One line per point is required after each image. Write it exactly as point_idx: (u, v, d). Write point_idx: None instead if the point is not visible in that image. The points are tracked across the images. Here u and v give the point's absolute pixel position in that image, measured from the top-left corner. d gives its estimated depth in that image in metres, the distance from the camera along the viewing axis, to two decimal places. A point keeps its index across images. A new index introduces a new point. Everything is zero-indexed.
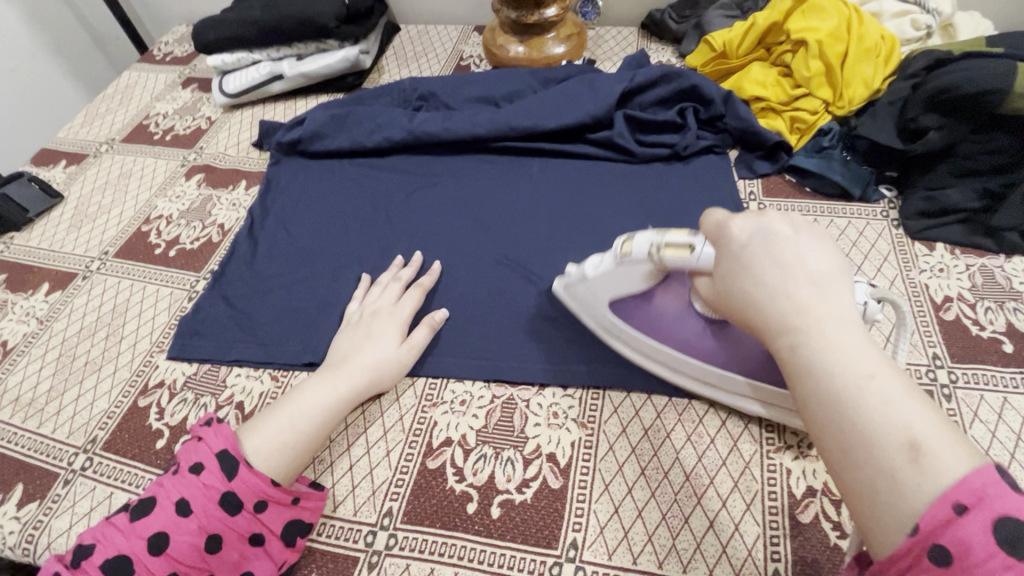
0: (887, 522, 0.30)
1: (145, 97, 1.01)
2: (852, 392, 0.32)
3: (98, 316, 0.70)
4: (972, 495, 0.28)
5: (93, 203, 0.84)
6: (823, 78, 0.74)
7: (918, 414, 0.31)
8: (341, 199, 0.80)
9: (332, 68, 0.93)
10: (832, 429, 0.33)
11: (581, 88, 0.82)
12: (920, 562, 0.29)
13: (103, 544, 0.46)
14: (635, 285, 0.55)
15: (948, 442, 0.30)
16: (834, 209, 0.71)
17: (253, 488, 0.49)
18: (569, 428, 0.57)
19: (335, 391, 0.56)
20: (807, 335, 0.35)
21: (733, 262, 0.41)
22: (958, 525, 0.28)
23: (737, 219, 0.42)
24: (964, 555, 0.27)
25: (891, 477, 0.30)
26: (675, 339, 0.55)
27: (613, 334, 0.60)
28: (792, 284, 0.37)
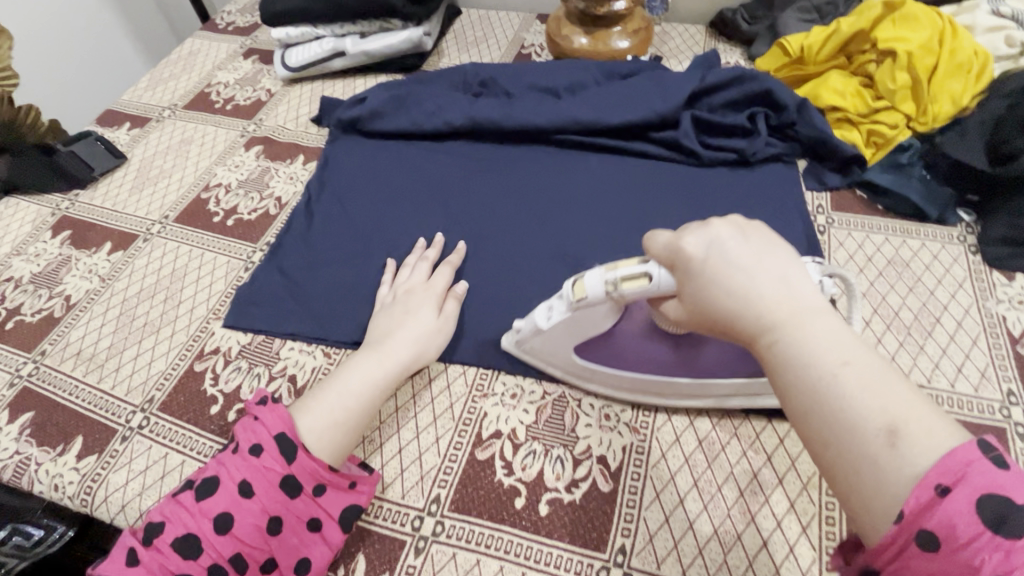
0: (874, 506, 0.32)
1: (207, 65, 1.02)
2: (830, 381, 0.34)
3: (157, 278, 0.71)
4: (952, 474, 0.30)
5: (155, 167, 0.85)
6: (908, 92, 0.71)
7: (893, 396, 0.33)
8: (397, 180, 0.80)
9: (395, 48, 0.93)
10: (815, 421, 0.34)
11: (648, 85, 0.80)
12: (908, 548, 0.30)
13: (171, 522, 0.47)
14: (598, 324, 0.53)
15: (924, 419, 0.32)
16: (908, 230, 0.68)
17: (311, 472, 0.49)
18: (621, 432, 0.56)
19: (380, 368, 0.57)
20: (783, 334, 0.36)
21: (695, 275, 0.41)
22: (941, 506, 0.30)
23: (690, 235, 0.42)
24: (951, 537, 0.29)
25: (874, 461, 0.32)
26: (646, 365, 0.55)
27: (583, 376, 0.58)
28: (760, 286, 0.38)
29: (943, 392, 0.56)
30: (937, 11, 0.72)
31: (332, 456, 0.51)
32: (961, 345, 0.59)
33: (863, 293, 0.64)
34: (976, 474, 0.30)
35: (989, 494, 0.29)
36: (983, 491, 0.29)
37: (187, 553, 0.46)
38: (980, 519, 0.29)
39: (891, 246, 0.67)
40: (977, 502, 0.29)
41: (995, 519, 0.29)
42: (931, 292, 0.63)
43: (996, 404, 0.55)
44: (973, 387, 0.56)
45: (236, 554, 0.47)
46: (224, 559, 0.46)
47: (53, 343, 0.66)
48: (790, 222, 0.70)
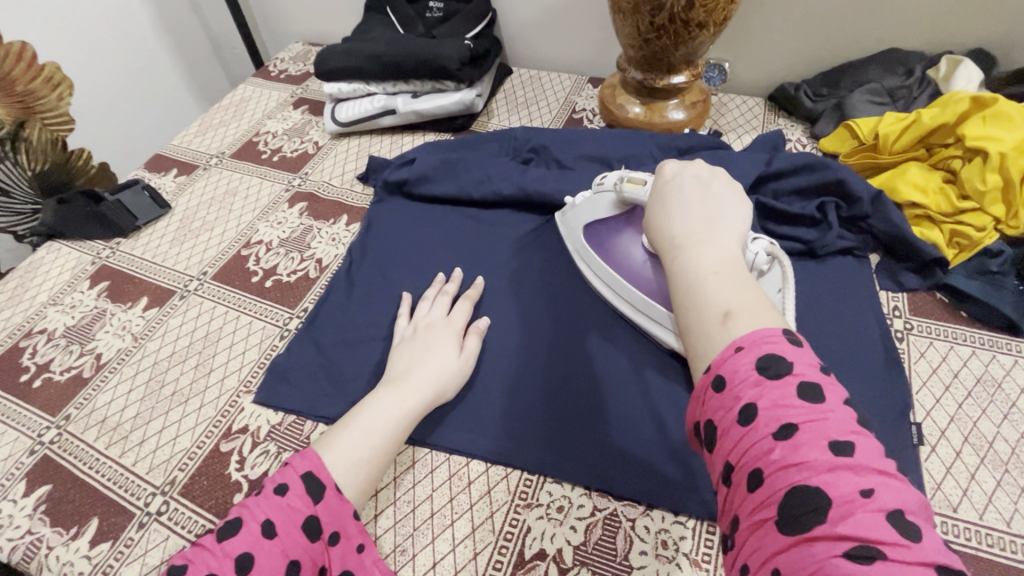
0: (698, 366, 0.38)
1: (258, 113, 1.03)
2: (699, 281, 0.41)
3: (190, 341, 0.69)
4: (751, 340, 0.35)
5: (197, 219, 0.84)
6: (999, 194, 0.66)
7: (738, 295, 0.39)
8: (442, 248, 0.77)
9: (446, 109, 0.91)
10: (681, 308, 0.41)
11: (709, 165, 0.76)
12: (708, 393, 0.36)
13: (193, 563, 0.42)
14: (605, 213, 0.67)
15: (756, 314, 0.38)
16: (997, 343, 0.62)
17: (335, 515, 0.47)
18: (680, 564, 0.50)
19: (404, 406, 0.55)
20: (683, 246, 0.44)
21: (657, 195, 0.50)
22: (734, 358, 0.35)
23: (671, 165, 0.52)
24: (731, 379, 0.34)
25: (706, 335, 0.38)
26: (622, 267, 0.65)
27: (583, 256, 0.70)
28: (688, 212, 0.46)
29: None
30: None
31: (357, 500, 0.50)
32: None
33: (952, 416, 0.58)
34: (771, 341, 0.35)
35: (770, 351, 0.34)
36: (770, 353, 0.34)
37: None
38: (755, 367, 0.34)
39: (980, 361, 0.61)
40: (762, 358, 0.34)
41: (765, 364, 0.34)
42: None
43: None
44: None
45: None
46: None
47: (79, 408, 0.64)
48: (866, 325, 0.65)
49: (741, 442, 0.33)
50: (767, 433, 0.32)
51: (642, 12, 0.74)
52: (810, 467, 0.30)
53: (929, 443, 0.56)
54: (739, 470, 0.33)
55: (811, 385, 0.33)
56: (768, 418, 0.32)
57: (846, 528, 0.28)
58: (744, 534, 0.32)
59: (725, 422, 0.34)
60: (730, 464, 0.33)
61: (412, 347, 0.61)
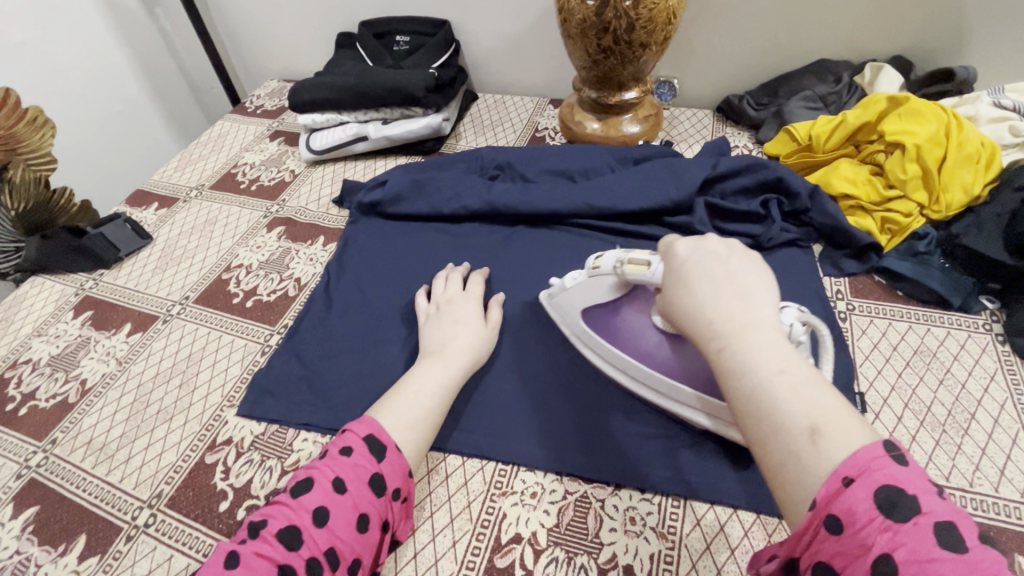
0: (796, 496, 0.33)
1: (235, 147, 1.07)
2: (765, 385, 0.36)
3: (174, 362, 0.71)
4: (856, 467, 0.31)
5: (179, 247, 0.87)
6: (920, 181, 0.72)
7: (820, 402, 0.34)
8: (415, 261, 0.81)
9: (415, 133, 0.97)
10: (751, 420, 0.36)
11: (662, 171, 0.82)
12: (821, 534, 0.31)
13: (275, 517, 0.48)
14: (603, 295, 0.62)
15: (845, 424, 0.33)
16: (930, 317, 0.68)
17: (396, 472, 0.52)
18: (648, 537, 0.53)
19: (446, 371, 0.61)
20: (729, 339, 0.39)
21: (674, 275, 0.45)
22: (845, 494, 0.31)
23: (679, 242, 0.47)
24: (850, 522, 0.30)
25: (797, 459, 0.33)
26: (635, 351, 0.60)
27: (584, 340, 0.66)
28: (720, 295, 0.41)
29: (987, 497, 0.53)
30: (940, 105, 0.75)
31: (413, 459, 0.54)
32: (1002, 444, 0.56)
33: (892, 385, 0.62)
34: (880, 466, 0.31)
35: (887, 483, 0.30)
36: (881, 483, 0.30)
37: (288, 546, 0.46)
38: (878, 507, 0.30)
39: (916, 335, 0.66)
40: (876, 492, 0.30)
41: (888, 503, 0.30)
42: (963, 384, 0.61)
43: None
44: (1019, 491, 0.53)
45: (332, 549, 0.47)
46: (321, 553, 0.46)
47: (65, 431, 0.65)
48: (809, 308, 0.69)
49: None
50: None
51: (590, 35, 0.81)
52: None
53: (873, 410, 0.60)
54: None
55: (945, 524, 0.29)
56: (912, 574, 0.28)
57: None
58: None
59: (856, 572, 0.30)
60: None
61: (439, 322, 0.67)
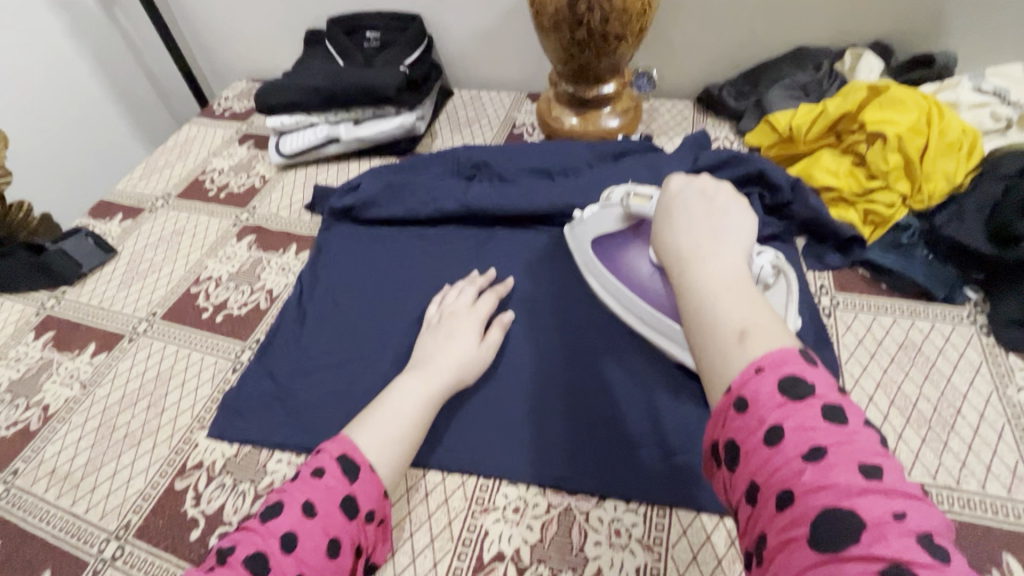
0: (714, 389, 0.34)
1: (203, 152, 1.03)
2: (708, 293, 0.37)
3: (141, 383, 0.69)
4: (772, 360, 0.32)
5: (145, 260, 0.84)
6: (902, 172, 0.71)
7: (755, 312, 0.35)
8: (390, 267, 0.79)
9: (388, 133, 0.94)
10: (690, 325, 0.37)
11: (641, 167, 0.80)
12: (727, 413, 0.33)
13: (242, 543, 0.45)
14: (612, 225, 0.68)
15: (776, 334, 0.34)
16: (915, 310, 0.67)
17: (369, 494, 0.50)
18: (633, 550, 0.52)
19: (429, 388, 0.59)
20: (688, 255, 0.39)
21: (661, 204, 0.45)
22: (755, 379, 0.32)
23: (675, 173, 0.46)
24: (753, 401, 0.32)
25: (724, 357, 0.34)
26: (629, 280, 0.65)
27: (589, 269, 0.71)
28: (692, 218, 0.42)
29: (974, 495, 0.52)
30: (921, 93, 0.74)
31: (390, 479, 0.53)
32: (988, 439, 0.56)
33: (878, 381, 0.61)
34: (790, 361, 0.32)
35: (791, 372, 0.32)
36: (790, 372, 0.32)
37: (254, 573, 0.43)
38: (779, 388, 0.31)
39: (900, 329, 0.65)
40: (783, 378, 0.32)
41: (789, 385, 0.31)
42: (948, 379, 0.60)
43: None
44: (1005, 488, 0.52)
45: None
46: None
47: (26, 461, 0.63)
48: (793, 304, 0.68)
49: (768, 464, 0.30)
50: (796, 454, 0.30)
51: (564, 28, 0.78)
52: (841, 490, 0.28)
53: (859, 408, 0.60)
54: (766, 488, 0.30)
55: (836, 407, 0.31)
56: (796, 440, 0.30)
57: (882, 551, 0.26)
58: (771, 553, 0.29)
59: (749, 442, 0.31)
60: (758, 486, 0.31)
61: (436, 333, 0.65)
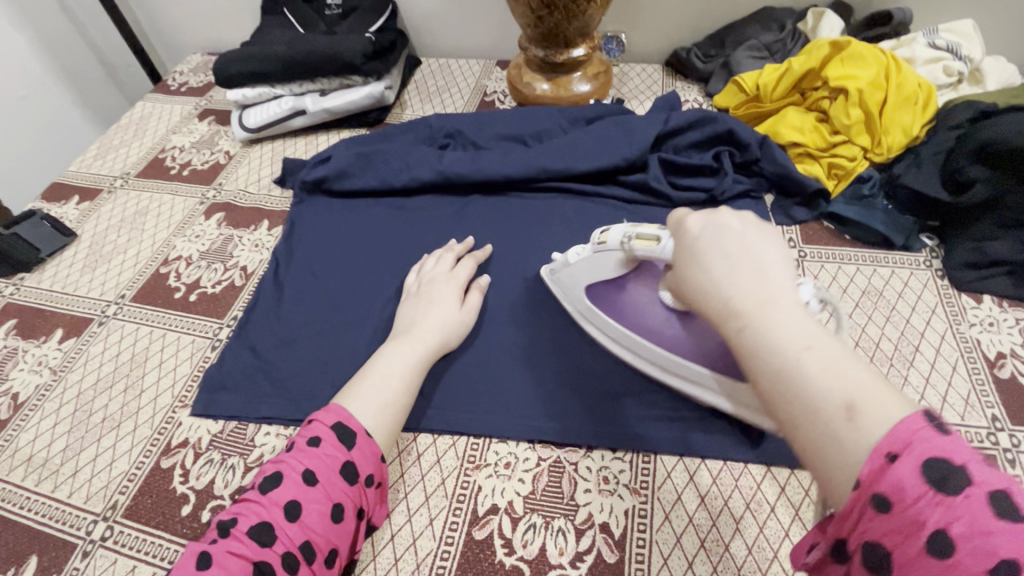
0: (835, 478, 0.30)
1: (160, 129, 0.99)
2: (795, 362, 0.32)
3: (116, 366, 0.67)
4: (898, 442, 0.28)
5: (108, 242, 0.81)
6: (863, 126, 0.74)
7: (852, 374, 0.31)
8: (368, 239, 0.78)
9: (357, 104, 0.91)
10: (782, 400, 0.32)
11: (614, 130, 0.81)
12: (865, 513, 0.28)
13: (244, 514, 0.46)
14: (611, 273, 0.59)
15: (883, 397, 0.30)
16: (876, 258, 0.70)
17: (368, 459, 0.51)
18: (622, 495, 0.54)
19: (414, 353, 0.59)
20: (749, 316, 0.35)
21: (688, 257, 0.41)
22: (890, 471, 0.27)
23: (693, 219, 0.42)
24: (898, 499, 0.27)
25: (835, 439, 0.30)
26: (643, 329, 0.58)
27: (589, 318, 0.64)
28: (735, 270, 0.37)
29: None
30: (880, 49, 0.77)
31: (385, 442, 0.53)
32: (943, 371, 0.60)
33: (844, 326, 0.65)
34: (920, 438, 0.27)
35: (933, 457, 0.27)
36: (928, 456, 0.27)
37: (260, 542, 0.45)
38: (928, 481, 0.26)
39: (863, 276, 0.69)
40: (923, 466, 0.27)
41: (937, 476, 0.26)
42: (908, 319, 0.64)
43: (983, 431, 0.55)
44: (959, 415, 0.57)
45: (306, 542, 0.45)
46: (294, 546, 0.45)
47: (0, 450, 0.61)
48: None
49: None
50: (981, 573, 0.24)
51: None
52: None
53: None
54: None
55: (1002, 492, 0.25)
56: (972, 552, 0.25)
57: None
58: None
59: (909, 551, 0.26)
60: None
61: (417, 300, 0.65)
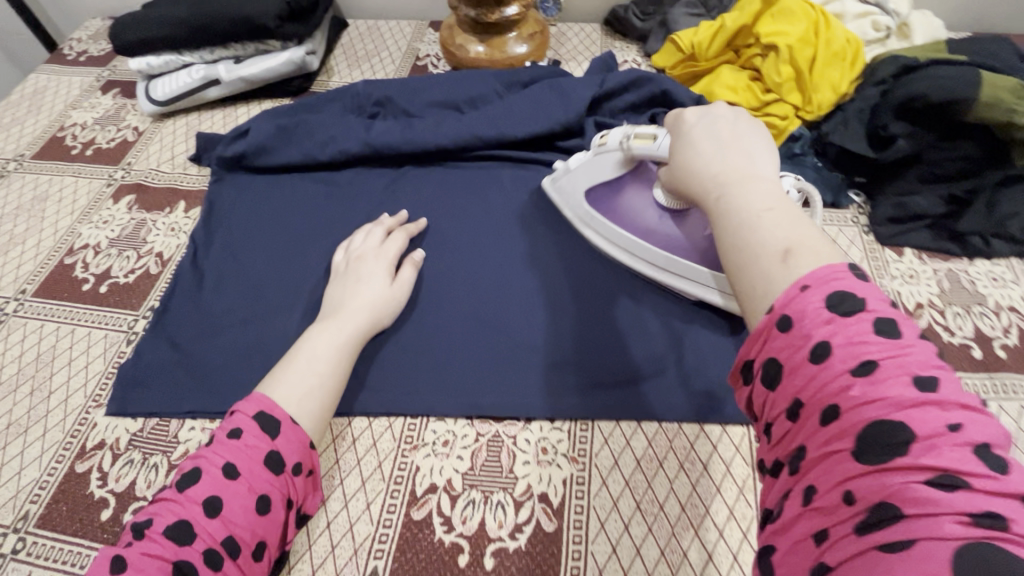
0: (756, 310, 0.32)
1: (57, 105, 0.89)
2: (747, 219, 0.35)
3: (19, 367, 0.62)
4: (817, 277, 0.30)
5: (3, 233, 0.74)
6: (793, 83, 0.74)
7: (794, 230, 0.33)
8: (295, 217, 0.73)
9: (276, 71, 0.85)
10: (728, 250, 0.35)
11: (548, 94, 0.78)
12: (771, 333, 0.30)
13: (161, 514, 0.43)
14: (609, 174, 0.64)
15: (821, 251, 0.32)
16: None
17: (295, 447, 0.49)
18: (560, 464, 0.54)
19: (342, 333, 0.57)
20: (726, 186, 0.38)
21: (680, 141, 0.44)
22: (801, 296, 0.30)
23: (689, 112, 0.45)
24: (799, 318, 0.29)
25: (764, 274, 0.32)
26: (635, 228, 0.64)
27: (587, 222, 0.68)
28: (723, 151, 0.40)
29: None
30: (809, 3, 0.76)
31: (314, 431, 0.51)
32: None
33: None
34: (837, 277, 0.30)
35: (840, 289, 0.29)
36: (840, 290, 0.29)
37: (178, 541, 0.42)
38: (830, 306, 0.29)
39: None
40: (832, 295, 0.29)
41: (838, 301, 0.29)
42: None
43: None
44: None
45: (229, 538, 0.43)
46: (217, 543, 0.43)
47: None
48: None
49: (815, 380, 0.28)
50: (844, 369, 0.27)
51: None
52: (889, 403, 0.26)
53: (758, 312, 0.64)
54: (810, 403, 0.28)
55: (889, 320, 0.28)
56: (844, 355, 0.27)
57: (932, 460, 0.24)
58: (810, 466, 0.28)
59: (794, 359, 0.29)
60: (801, 403, 0.28)
61: (345, 279, 0.62)
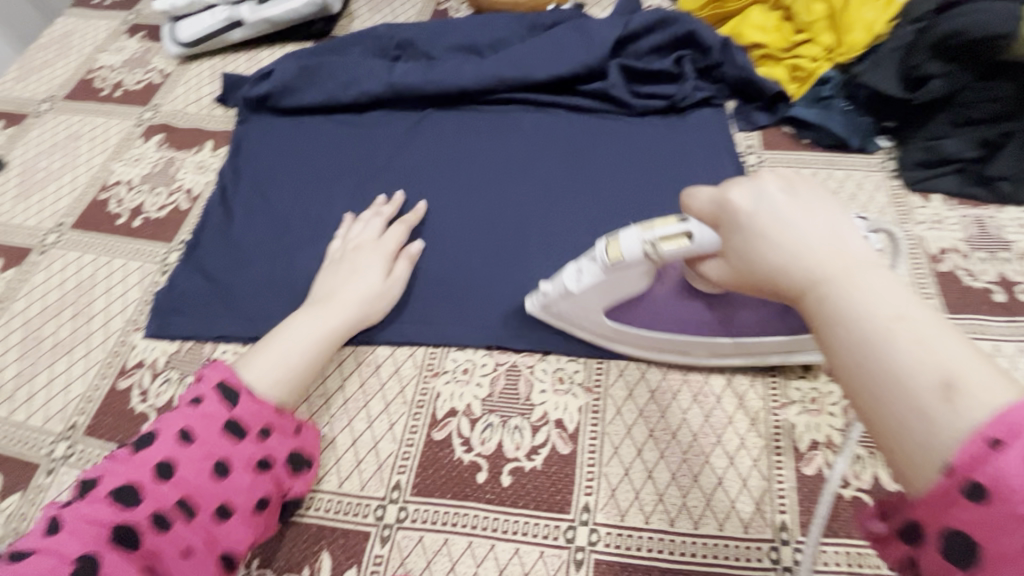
0: (919, 466, 0.26)
1: (86, 47, 0.91)
2: (877, 334, 0.28)
3: (61, 293, 0.65)
4: (1005, 426, 0.24)
5: (40, 169, 0.76)
6: (825, 23, 0.72)
7: (948, 348, 0.26)
8: (318, 156, 0.75)
9: (298, 13, 0.84)
10: (857, 379, 0.28)
11: (572, 35, 0.76)
12: (954, 502, 0.25)
13: (109, 474, 0.43)
14: (632, 286, 0.51)
15: (988, 376, 0.25)
16: (833, 161, 0.70)
17: (257, 415, 0.48)
18: (575, 393, 0.56)
19: (324, 322, 0.56)
20: (828, 283, 0.31)
21: (738, 231, 0.37)
22: (992, 458, 0.24)
23: (734, 189, 0.37)
24: (998, 490, 0.23)
25: (923, 419, 0.26)
26: (673, 324, 0.54)
27: (613, 337, 0.56)
28: (806, 236, 0.33)
29: None
30: None
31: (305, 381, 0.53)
32: None
33: None
34: None
35: None
36: None
37: (126, 503, 0.42)
38: None
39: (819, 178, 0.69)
40: None
41: None
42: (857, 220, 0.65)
43: None
44: None
45: (182, 500, 0.43)
46: (164, 506, 0.43)
47: None
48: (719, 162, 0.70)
49: None
50: None
51: None
52: None
53: None
54: None
55: None
56: None
57: None
58: None
59: (1004, 545, 0.23)
60: None
61: (338, 269, 0.61)
